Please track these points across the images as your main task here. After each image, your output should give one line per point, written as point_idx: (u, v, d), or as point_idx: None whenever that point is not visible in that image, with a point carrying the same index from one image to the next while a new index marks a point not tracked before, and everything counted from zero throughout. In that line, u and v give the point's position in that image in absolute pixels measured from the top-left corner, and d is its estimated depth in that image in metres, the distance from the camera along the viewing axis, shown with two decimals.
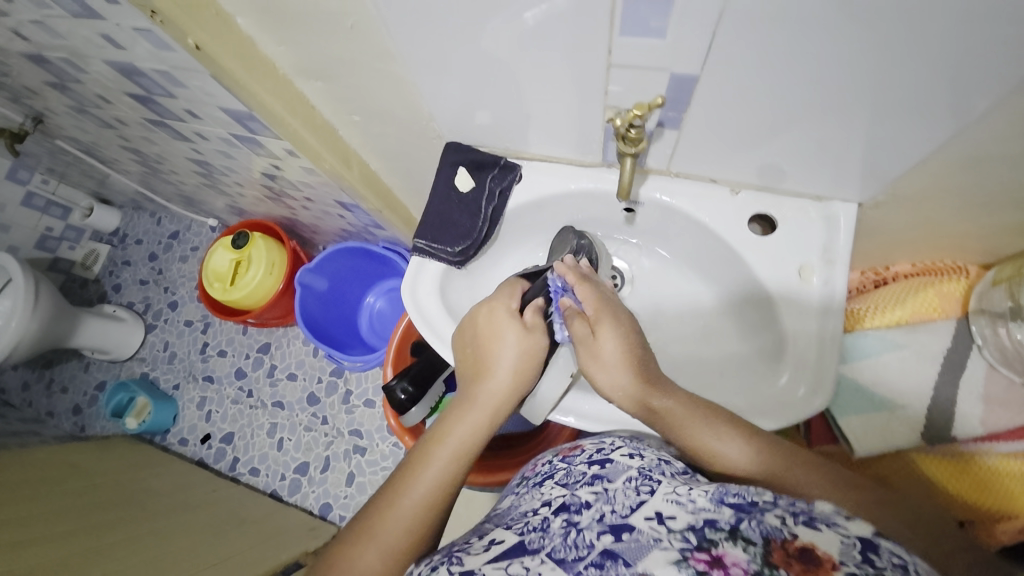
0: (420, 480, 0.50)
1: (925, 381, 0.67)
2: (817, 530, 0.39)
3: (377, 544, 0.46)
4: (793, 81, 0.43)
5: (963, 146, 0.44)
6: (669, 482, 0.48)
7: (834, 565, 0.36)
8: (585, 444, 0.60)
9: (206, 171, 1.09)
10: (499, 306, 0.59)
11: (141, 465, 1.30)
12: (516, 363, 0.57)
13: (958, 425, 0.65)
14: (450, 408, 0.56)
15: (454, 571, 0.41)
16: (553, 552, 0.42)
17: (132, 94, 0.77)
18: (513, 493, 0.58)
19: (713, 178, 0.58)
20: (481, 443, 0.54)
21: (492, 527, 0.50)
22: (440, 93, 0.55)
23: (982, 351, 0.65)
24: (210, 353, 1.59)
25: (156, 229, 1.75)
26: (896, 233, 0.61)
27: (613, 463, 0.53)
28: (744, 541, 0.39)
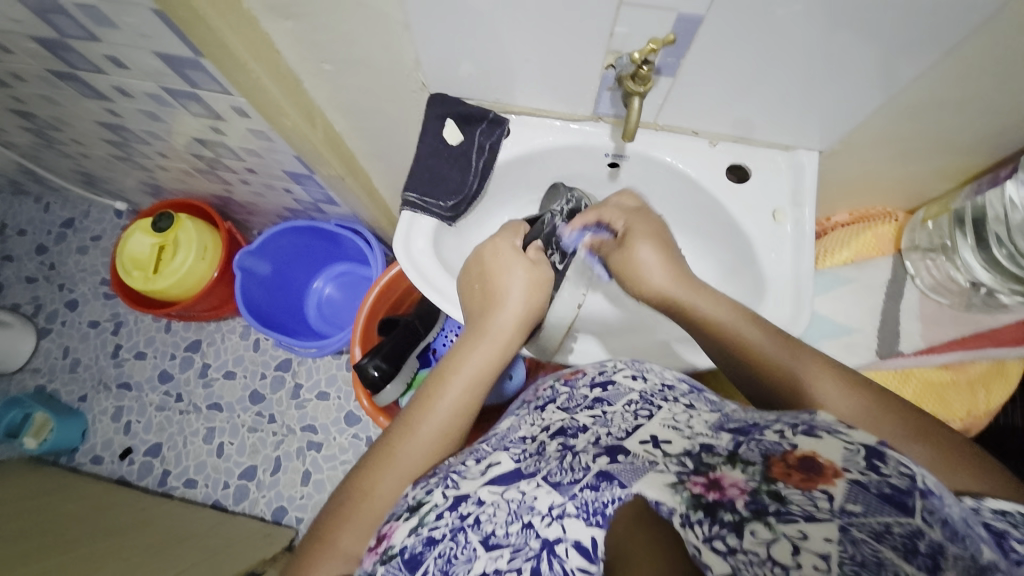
0: (435, 410, 0.50)
1: (875, 306, 0.78)
2: (819, 437, 0.36)
3: (398, 474, 0.46)
4: (782, 27, 0.46)
5: (921, 87, 0.51)
6: (668, 405, 0.47)
7: (835, 472, 0.34)
8: (587, 368, 0.56)
9: (120, 139, 0.95)
10: (503, 244, 0.60)
11: (50, 490, 1.12)
12: (526, 294, 0.57)
13: (902, 340, 0.76)
14: (461, 340, 0.55)
15: (448, 495, 0.41)
16: (547, 476, 0.42)
17: (38, 39, 0.65)
18: (513, 415, 0.55)
19: (695, 131, 0.62)
20: (496, 372, 0.53)
21: (490, 449, 0.47)
22: (430, 36, 0.53)
23: (916, 281, 0.77)
24: (125, 356, 1.40)
25: (45, 217, 1.50)
26: (844, 181, 0.69)
27: (614, 386, 0.50)
28: (744, 463, 0.37)
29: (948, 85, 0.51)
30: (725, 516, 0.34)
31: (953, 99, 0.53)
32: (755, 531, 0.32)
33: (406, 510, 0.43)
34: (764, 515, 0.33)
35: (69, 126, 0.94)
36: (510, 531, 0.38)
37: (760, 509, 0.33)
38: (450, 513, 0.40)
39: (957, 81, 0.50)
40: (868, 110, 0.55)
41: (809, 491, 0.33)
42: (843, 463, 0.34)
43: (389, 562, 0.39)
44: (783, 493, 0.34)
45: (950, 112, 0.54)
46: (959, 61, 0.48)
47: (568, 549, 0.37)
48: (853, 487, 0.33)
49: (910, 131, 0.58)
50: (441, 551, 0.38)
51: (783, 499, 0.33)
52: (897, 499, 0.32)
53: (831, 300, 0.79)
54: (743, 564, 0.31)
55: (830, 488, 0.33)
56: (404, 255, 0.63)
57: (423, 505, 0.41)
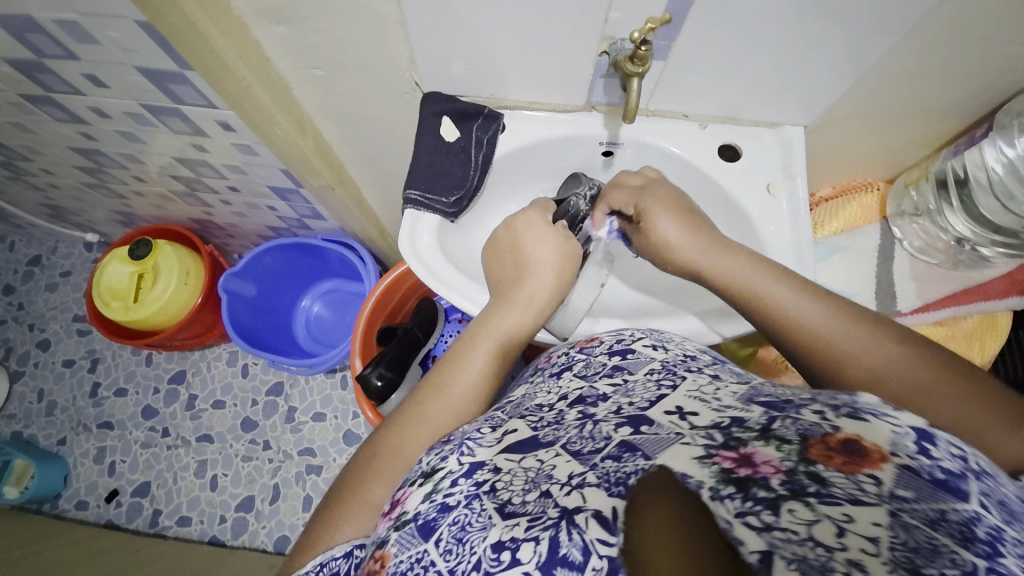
0: (465, 372, 0.51)
1: (870, 273, 0.81)
2: (866, 421, 0.33)
3: (430, 429, 0.47)
4: (764, 9, 0.49)
5: (898, 55, 0.54)
6: (692, 376, 0.46)
7: (883, 457, 0.31)
8: (603, 337, 0.58)
9: (94, 164, 0.92)
10: (535, 216, 0.61)
11: (35, 538, 1.05)
12: (557, 265, 0.58)
13: (899, 299, 0.80)
14: (491, 306, 0.56)
15: (465, 461, 0.40)
16: (567, 444, 0.41)
17: (11, 61, 0.63)
18: (528, 382, 0.55)
19: (685, 114, 0.64)
20: (524, 338, 0.55)
21: (506, 416, 0.47)
22: (424, 35, 0.53)
23: (904, 245, 0.81)
24: (105, 394, 1.33)
25: (9, 255, 1.43)
26: (826, 155, 0.72)
27: (635, 354, 0.52)
28: (777, 440, 0.33)
29: (919, 55, 0.54)
30: (760, 492, 0.30)
31: (925, 68, 0.56)
32: (793, 510, 0.29)
33: (419, 476, 0.41)
34: (804, 495, 0.30)
35: (38, 154, 0.90)
36: (527, 498, 0.38)
37: (798, 489, 0.30)
38: (465, 480, 0.39)
39: (930, 49, 0.53)
40: (845, 84, 0.58)
41: (853, 475, 0.30)
42: (889, 447, 0.31)
43: (403, 528, 0.37)
44: (824, 475, 0.30)
45: (924, 80, 0.58)
46: (929, 31, 0.51)
47: (588, 518, 0.35)
48: (902, 472, 0.30)
49: (888, 100, 0.61)
50: (455, 518, 0.37)
51: (823, 481, 0.30)
52: (950, 484, 0.30)
53: (825, 272, 0.83)
54: (780, 540, 0.28)
55: (877, 472, 0.30)
56: (409, 250, 0.62)
57: (438, 471, 0.40)
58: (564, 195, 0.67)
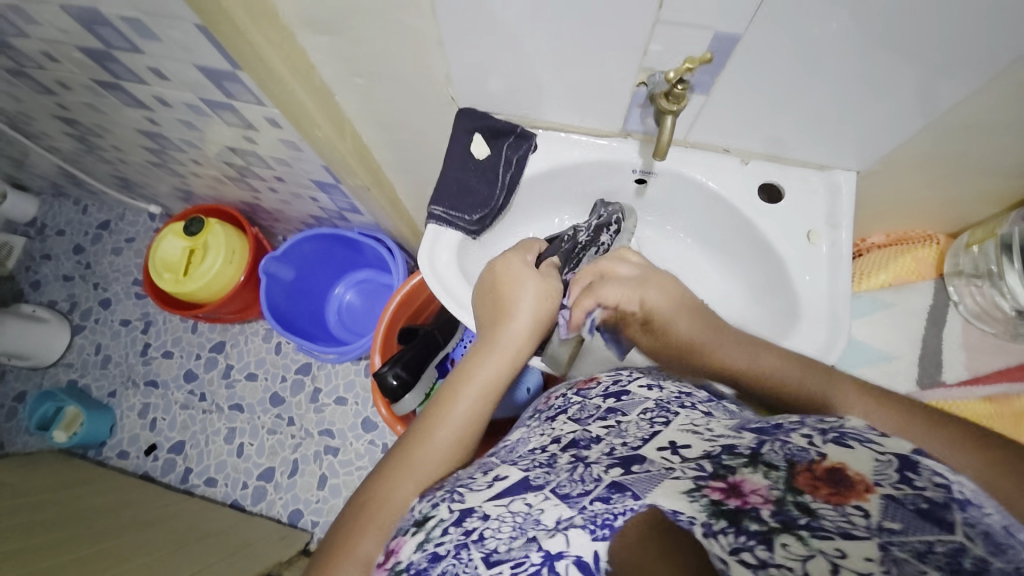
0: (449, 418, 0.51)
1: (916, 334, 0.76)
2: (849, 447, 0.34)
3: (414, 478, 0.47)
4: (819, 47, 0.46)
5: (980, 101, 0.49)
6: (686, 412, 0.46)
7: (867, 487, 0.31)
8: (601, 377, 0.57)
9: (158, 146, 0.98)
10: (515, 258, 0.62)
11: (80, 482, 1.15)
12: (537, 304, 0.58)
13: (945, 370, 0.74)
14: (472, 351, 0.56)
15: (455, 507, 0.41)
16: (556, 488, 0.40)
17: (87, 51, 0.68)
18: (524, 426, 0.55)
19: (726, 149, 0.61)
20: (507, 379, 0.55)
21: (497, 461, 0.47)
22: (462, 52, 0.53)
23: (959, 308, 0.75)
24: (153, 355, 1.43)
25: (82, 218, 1.56)
26: (881, 203, 0.67)
27: (629, 395, 0.51)
28: (767, 467, 0.34)
29: (1000, 107, 0.49)
30: (751, 525, 0.31)
31: (1005, 122, 0.51)
32: (786, 544, 0.29)
33: (412, 524, 0.42)
34: (795, 527, 0.30)
35: (111, 132, 0.97)
36: (512, 545, 0.37)
37: (788, 520, 0.30)
38: (455, 529, 0.39)
39: (1004, 106, 0.49)
40: (915, 127, 0.53)
41: (841, 506, 0.31)
42: (874, 475, 0.32)
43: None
44: (812, 506, 0.31)
45: (1000, 135, 0.52)
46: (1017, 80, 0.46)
47: (568, 566, 0.35)
48: (887, 503, 0.30)
49: (957, 150, 0.56)
50: (443, 568, 0.37)
51: (813, 514, 0.31)
52: (935, 514, 0.29)
53: (869, 324, 0.77)
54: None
55: (863, 503, 0.30)
56: (427, 263, 0.63)
57: (430, 518, 0.41)
58: (564, 228, 0.72)
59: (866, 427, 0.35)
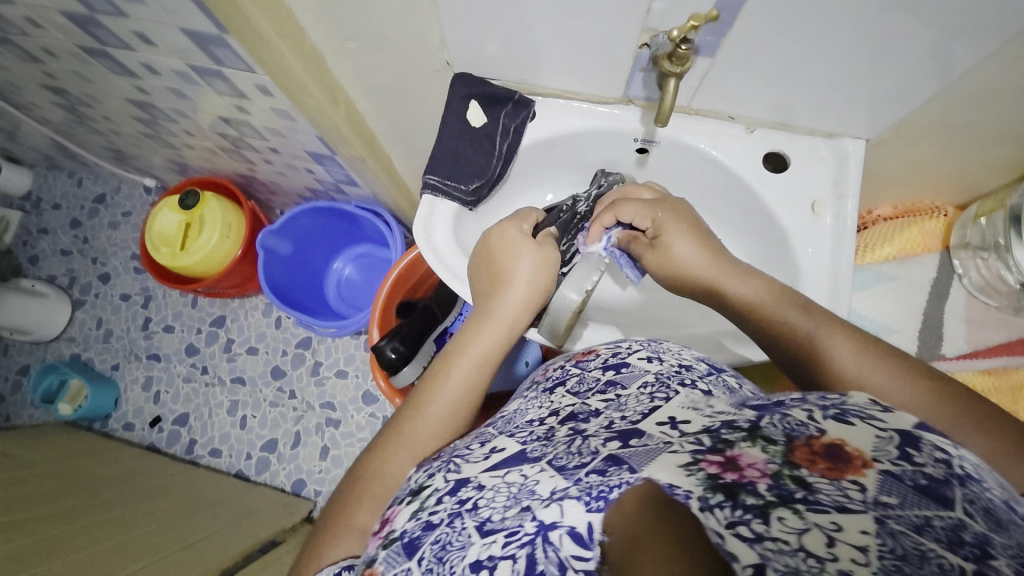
0: (442, 392, 0.51)
1: (917, 307, 0.75)
2: (851, 424, 0.34)
3: (409, 451, 0.48)
4: (829, 6, 0.43)
5: (997, 62, 0.46)
6: (686, 391, 0.44)
7: (866, 462, 0.31)
8: (600, 349, 0.57)
9: (149, 116, 0.96)
10: (510, 228, 0.60)
11: (88, 453, 1.18)
12: (532, 275, 0.58)
13: (944, 343, 0.74)
14: (467, 323, 0.56)
15: (451, 478, 0.42)
16: (553, 460, 0.40)
17: (68, 14, 0.66)
18: (522, 397, 0.55)
19: (731, 116, 0.59)
20: (502, 351, 0.55)
21: (496, 433, 0.48)
22: (455, 13, 0.51)
23: (963, 281, 0.75)
24: (154, 329, 1.44)
25: (77, 191, 1.54)
26: (887, 174, 0.66)
27: (628, 368, 0.50)
28: (765, 441, 0.34)
29: (1015, 71, 0.47)
30: (748, 499, 0.31)
31: (1019, 87, 0.49)
32: (782, 518, 0.29)
33: (408, 494, 0.43)
34: (791, 502, 0.30)
35: (99, 102, 0.95)
36: (507, 514, 0.37)
37: (785, 494, 0.30)
38: (450, 497, 0.40)
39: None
40: (927, 93, 0.51)
41: (837, 480, 0.31)
42: (872, 451, 0.32)
43: (390, 547, 0.39)
44: (809, 480, 0.31)
45: (1014, 101, 0.51)
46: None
47: (562, 536, 0.35)
48: (885, 478, 0.30)
49: (969, 118, 0.54)
50: (437, 536, 0.38)
51: (810, 488, 0.30)
52: (934, 490, 0.30)
53: (870, 297, 0.76)
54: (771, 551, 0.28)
55: (860, 478, 0.30)
56: (424, 240, 0.62)
57: (426, 489, 0.42)
58: (562, 199, 0.71)
59: (868, 401, 0.35)
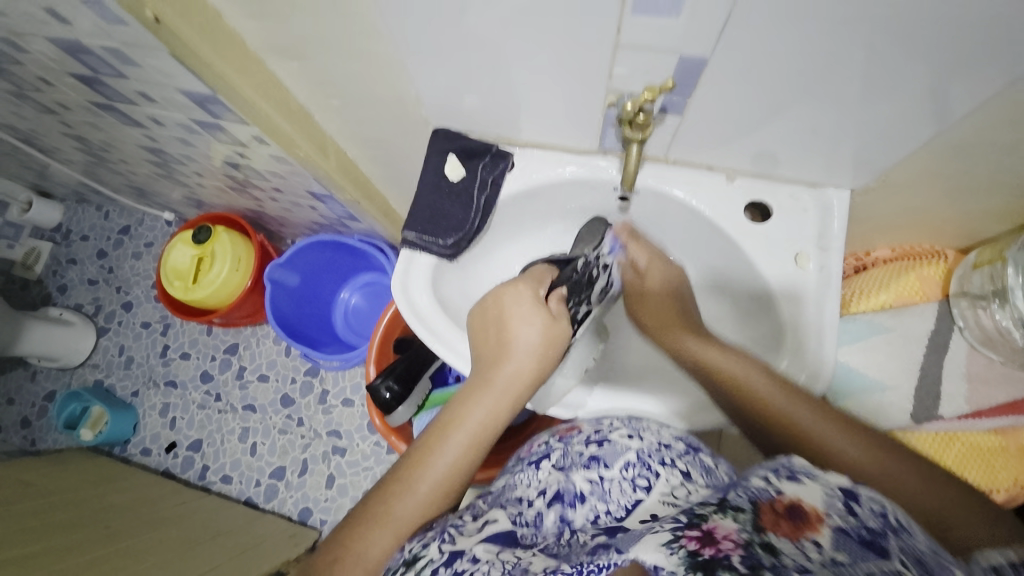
0: (432, 468, 0.51)
1: (915, 362, 0.72)
2: (801, 485, 0.38)
3: (393, 532, 0.47)
4: (787, 63, 0.43)
5: (985, 115, 0.45)
6: (666, 474, 0.48)
7: (820, 519, 0.35)
8: (583, 425, 0.57)
9: (161, 160, 1.01)
10: (524, 290, 0.59)
11: (105, 480, 1.22)
12: (539, 348, 0.57)
13: (944, 403, 0.70)
14: (465, 393, 0.55)
15: (445, 549, 0.42)
16: (545, 548, 0.43)
17: (78, 76, 0.70)
18: (509, 472, 0.56)
19: (710, 166, 0.62)
20: (498, 426, 0.54)
21: (487, 506, 0.49)
22: (426, 74, 0.53)
23: (964, 333, 0.71)
24: (172, 356, 1.49)
25: (105, 224, 1.62)
26: (881, 218, 0.66)
27: (610, 443, 0.52)
28: (734, 511, 0.36)
29: (995, 129, 0.46)
30: (725, 575, 0.32)
31: (998, 142, 0.48)
32: None
33: (402, 565, 0.43)
34: (761, 570, 0.32)
35: (117, 149, 1.01)
36: None
37: (756, 564, 0.32)
38: (446, 569, 0.40)
39: (1005, 125, 0.46)
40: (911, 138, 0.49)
41: (798, 541, 0.34)
42: (824, 508, 0.36)
43: None
44: (775, 543, 0.34)
45: (999, 155, 0.49)
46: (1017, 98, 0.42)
47: None
48: (837, 533, 0.34)
49: (957, 169, 0.53)
50: None
51: (776, 552, 0.33)
52: (874, 543, 0.33)
53: (866, 348, 0.73)
54: None
55: (817, 535, 0.34)
56: (405, 306, 0.64)
57: (420, 560, 0.41)
58: (574, 253, 0.67)
59: (811, 465, 0.40)
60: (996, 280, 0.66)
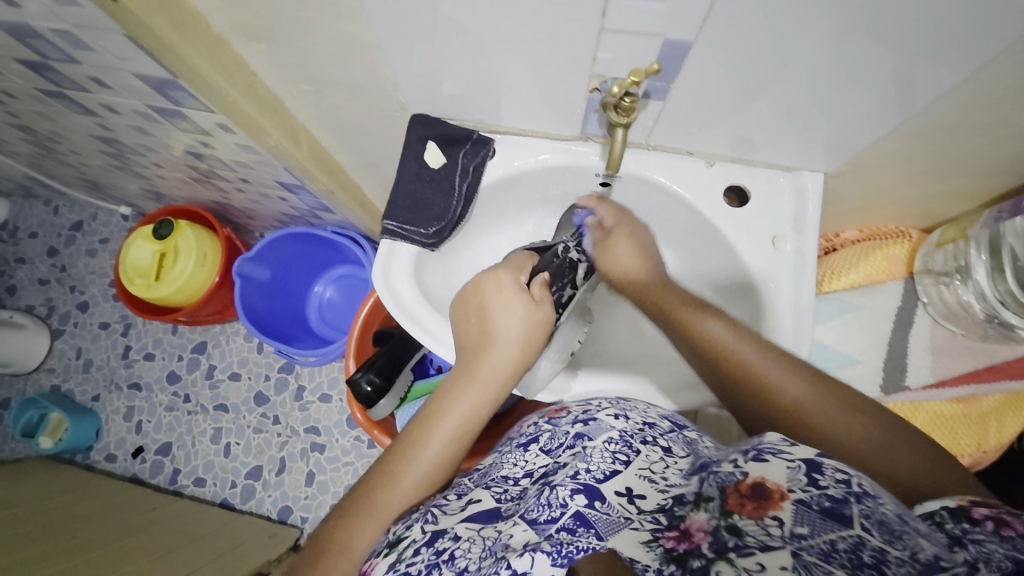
0: (417, 460, 0.50)
1: (882, 338, 0.75)
2: (767, 461, 0.39)
3: (378, 523, 0.46)
4: (766, 49, 0.44)
5: (949, 101, 0.47)
6: (646, 450, 0.48)
7: (783, 495, 0.36)
8: (572, 407, 0.58)
9: (116, 151, 0.95)
10: (506, 279, 0.60)
11: (69, 489, 1.16)
12: (522, 335, 0.58)
13: (910, 374, 0.74)
14: (449, 386, 0.55)
15: (427, 530, 0.42)
16: (525, 514, 0.42)
17: (19, 60, 0.65)
18: (497, 452, 0.57)
19: (690, 151, 0.62)
20: (482, 417, 0.54)
21: (471, 486, 0.50)
22: (404, 59, 0.51)
23: (927, 309, 0.75)
24: (135, 358, 1.42)
25: (54, 219, 1.52)
26: (851, 200, 0.68)
27: (596, 422, 0.52)
28: (705, 502, 0.39)
29: (958, 112, 0.48)
30: (695, 563, 0.35)
31: (959, 125, 0.50)
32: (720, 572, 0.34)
33: (385, 547, 0.43)
34: (726, 552, 0.35)
35: (65, 139, 0.94)
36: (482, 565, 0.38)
37: (721, 547, 0.35)
38: (426, 549, 0.40)
39: (967, 108, 0.48)
40: (879, 124, 0.52)
41: (762, 519, 0.35)
42: (787, 484, 0.36)
43: None
44: (740, 525, 0.36)
45: (961, 138, 0.52)
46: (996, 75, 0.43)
47: None
48: (799, 507, 0.35)
49: (923, 152, 0.55)
50: None
51: (740, 533, 0.35)
52: (836, 511, 0.34)
53: (835, 326, 0.77)
54: None
55: (779, 513, 0.35)
56: (389, 297, 0.63)
57: (403, 540, 0.42)
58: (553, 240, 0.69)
59: (781, 439, 0.40)
60: (957, 258, 0.70)
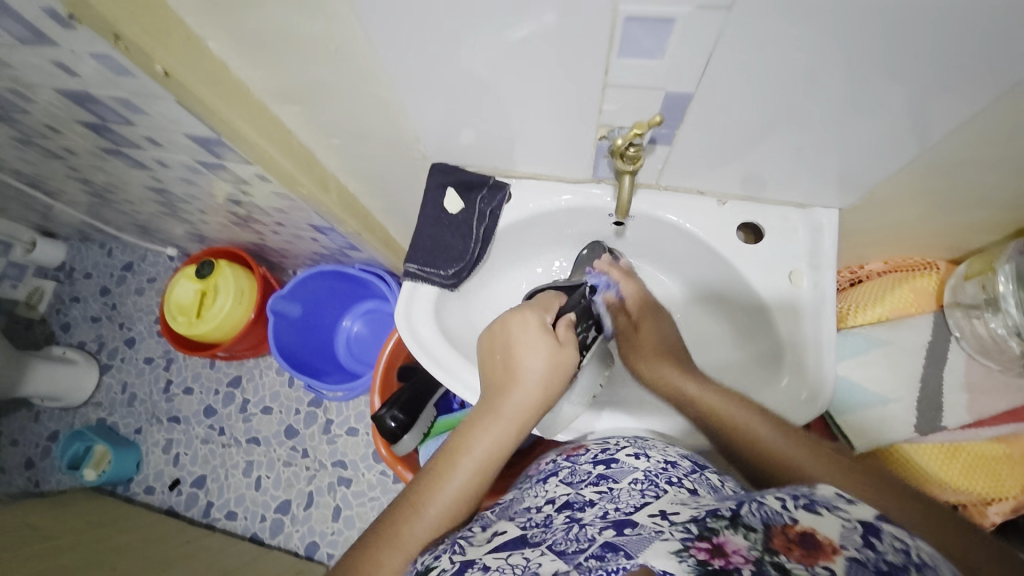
0: (442, 491, 0.51)
1: (913, 374, 0.72)
2: (819, 514, 0.38)
3: (403, 554, 0.47)
4: (769, 92, 0.45)
5: (960, 136, 0.47)
6: (674, 490, 0.47)
7: (834, 549, 0.35)
8: (588, 445, 0.58)
9: (166, 199, 1.03)
10: (532, 317, 0.60)
11: (109, 522, 1.21)
12: (546, 375, 0.57)
13: (946, 414, 0.71)
14: (473, 419, 0.56)
15: (455, 561, 0.42)
16: (553, 544, 0.42)
17: (86, 124, 0.73)
18: (516, 488, 0.57)
19: (701, 190, 0.63)
20: (506, 452, 0.55)
21: (496, 518, 0.50)
22: (425, 114, 0.55)
23: (961, 343, 0.72)
24: (175, 392, 1.48)
25: (108, 261, 1.64)
26: (872, 232, 0.67)
27: (618, 464, 0.52)
28: (745, 528, 0.37)
29: (972, 145, 0.48)
30: None
31: (975, 159, 0.50)
32: None
33: None
34: None
35: (122, 189, 1.03)
36: None
37: None
38: None
39: (981, 140, 0.48)
40: (891, 158, 0.52)
41: (812, 568, 0.34)
42: (840, 539, 0.36)
43: None
44: (787, 566, 0.34)
45: (980, 171, 0.52)
46: (1008, 110, 0.43)
47: None
48: (851, 563, 0.34)
49: (938, 186, 0.55)
50: None
51: (788, 574, 0.34)
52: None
53: (864, 362, 0.74)
54: None
55: (832, 565, 0.34)
56: (409, 336, 0.65)
57: (431, 571, 0.43)
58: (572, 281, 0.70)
59: (835, 494, 0.40)
60: (989, 289, 0.67)
